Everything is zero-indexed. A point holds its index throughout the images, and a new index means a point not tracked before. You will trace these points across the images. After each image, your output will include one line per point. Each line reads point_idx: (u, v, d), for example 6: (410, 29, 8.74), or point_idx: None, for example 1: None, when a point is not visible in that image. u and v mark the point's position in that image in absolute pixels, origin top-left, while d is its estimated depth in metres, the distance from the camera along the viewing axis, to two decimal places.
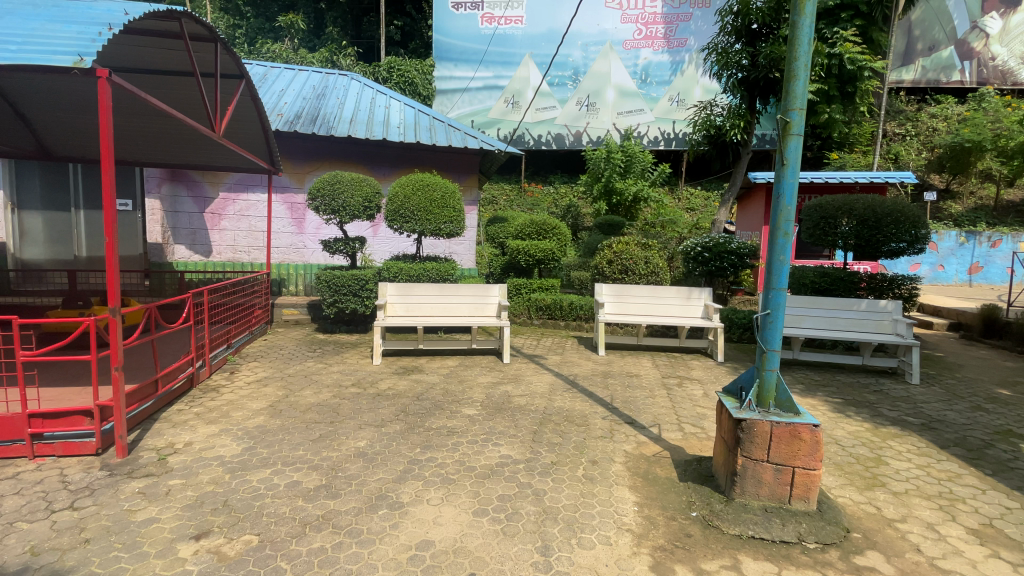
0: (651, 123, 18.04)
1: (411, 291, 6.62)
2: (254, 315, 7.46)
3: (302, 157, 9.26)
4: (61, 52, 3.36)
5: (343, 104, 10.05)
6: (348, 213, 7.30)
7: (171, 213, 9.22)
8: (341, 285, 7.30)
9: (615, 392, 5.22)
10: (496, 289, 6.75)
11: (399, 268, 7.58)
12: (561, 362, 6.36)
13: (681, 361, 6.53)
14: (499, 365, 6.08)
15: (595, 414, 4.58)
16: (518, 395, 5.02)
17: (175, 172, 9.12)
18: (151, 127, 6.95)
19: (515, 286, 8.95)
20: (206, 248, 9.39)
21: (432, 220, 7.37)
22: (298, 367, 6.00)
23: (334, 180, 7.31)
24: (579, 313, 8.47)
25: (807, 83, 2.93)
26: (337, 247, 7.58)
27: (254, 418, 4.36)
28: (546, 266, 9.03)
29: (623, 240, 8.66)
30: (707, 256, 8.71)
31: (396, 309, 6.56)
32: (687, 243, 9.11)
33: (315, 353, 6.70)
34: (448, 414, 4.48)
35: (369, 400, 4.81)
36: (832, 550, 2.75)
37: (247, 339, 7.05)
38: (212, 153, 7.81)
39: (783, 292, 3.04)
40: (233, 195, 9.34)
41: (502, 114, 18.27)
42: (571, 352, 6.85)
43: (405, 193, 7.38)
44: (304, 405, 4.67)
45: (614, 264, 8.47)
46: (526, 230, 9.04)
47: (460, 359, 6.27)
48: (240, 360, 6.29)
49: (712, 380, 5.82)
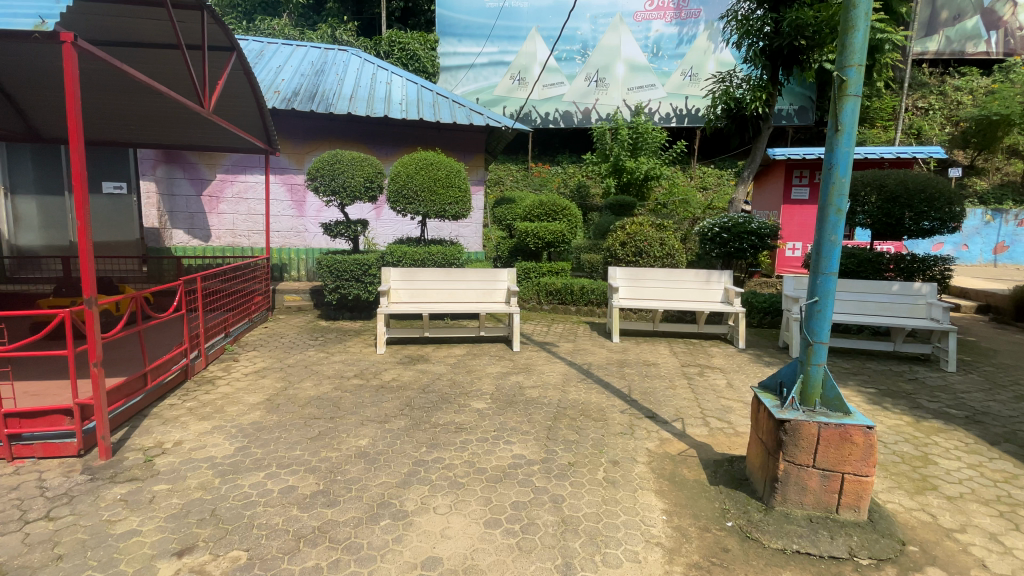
0: (663, 99, 17.39)
1: (415, 277, 6.29)
2: (254, 302, 7.24)
3: (302, 136, 8.88)
4: (19, 15, 3.05)
5: (343, 80, 9.64)
6: (350, 194, 6.94)
7: (168, 197, 8.90)
8: (343, 271, 7.03)
9: (635, 382, 4.91)
10: (505, 274, 6.41)
11: (404, 252, 7.24)
12: (573, 350, 6.04)
13: (700, 348, 6.22)
14: (508, 354, 5.75)
15: (613, 407, 4.28)
16: (530, 387, 4.71)
17: (170, 153, 8.79)
18: (141, 105, 6.61)
19: (524, 270, 8.65)
20: (204, 233, 9.10)
21: (436, 201, 7.01)
22: (299, 356, 5.72)
23: (334, 159, 6.97)
24: (591, 298, 8.11)
25: (868, 36, 2.54)
26: (338, 231, 7.26)
27: (250, 414, 4.09)
28: (556, 248, 8.81)
29: (637, 222, 8.30)
30: (726, 237, 8.30)
31: (400, 295, 6.24)
32: (704, 223, 8.72)
33: (316, 342, 6.42)
34: (456, 408, 4.18)
35: (371, 393, 4.52)
36: (889, 568, 2.44)
37: (247, 328, 6.82)
38: (207, 132, 7.53)
39: (833, 277, 2.69)
40: (230, 176, 8.99)
41: (509, 91, 17.70)
42: (584, 339, 6.55)
43: (407, 172, 7.02)
44: (302, 399, 4.39)
45: (629, 246, 8.11)
46: (535, 211, 8.83)
47: (467, 347, 5.97)
48: (238, 349, 6.01)
49: (734, 369, 5.50)
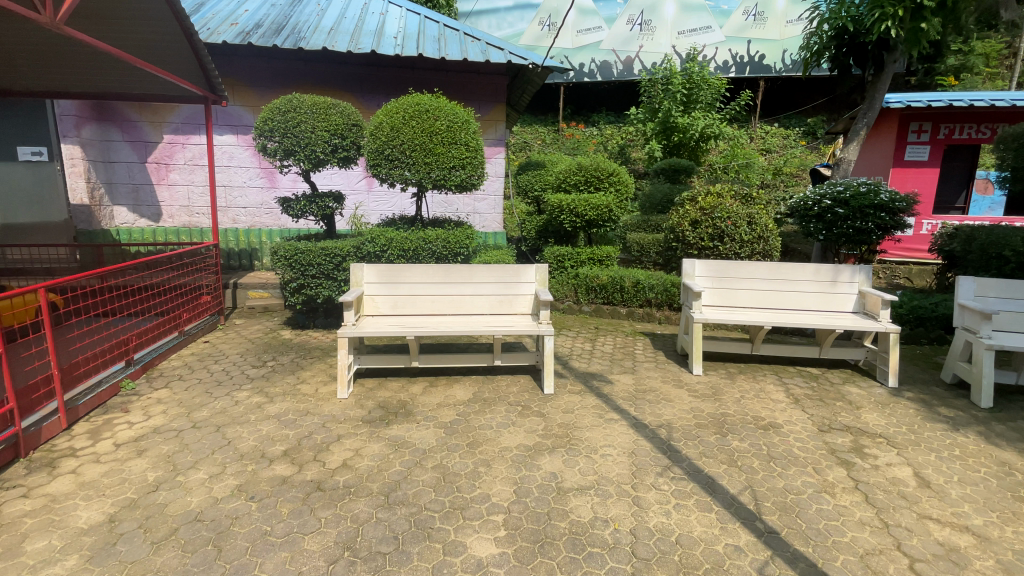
0: (720, 44, 14.70)
1: (399, 278, 4.24)
2: (193, 304, 5.42)
3: (269, 84, 6.84)
4: None
5: (324, 10, 7.48)
6: (311, 153, 4.90)
7: (104, 164, 6.97)
8: (308, 263, 5.08)
9: (759, 481, 2.81)
10: (531, 271, 4.31)
11: (389, 238, 5.17)
12: (635, 392, 3.93)
13: (830, 391, 4.07)
14: (537, 402, 3.69)
15: (741, 561, 2.22)
16: (574, 489, 2.67)
17: (100, 107, 6.80)
18: (15, 38, 4.71)
19: (556, 258, 6.55)
20: (152, 211, 7.19)
21: (433, 165, 4.90)
22: (221, 401, 3.79)
23: (290, 108, 4.89)
24: (649, 297, 5.93)
25: None
26: (301, 208, 5.25)
27: (52, 570, 2.17)
28: (598, 228, 6.67)
29: (714, 193, 6.04)
30: (841, 213, 5.96)
31: (378, 306, 4.22)
32: (802, 194, 6.42)
33: (260, 367, 4.46)
34: (435, 562, 2.16)
35: (293, 507, 2.54)
36: None
37: (177, 343, 4.93)
38: (125, 76, 5.61)
39: None
40: (182, 138, 7.05)
41: (538, 39, 15.20)
42: (649, 368, 4.43)
43: (392, 123, 4.90)
44: (167, 523, 2.45)
45: (703, 226, 5.87)
46: (571, 179, 6.82)
47: (475, 388, 3.91)
48: (142, 385, 4.11)
49: (910, 441, 3.35)
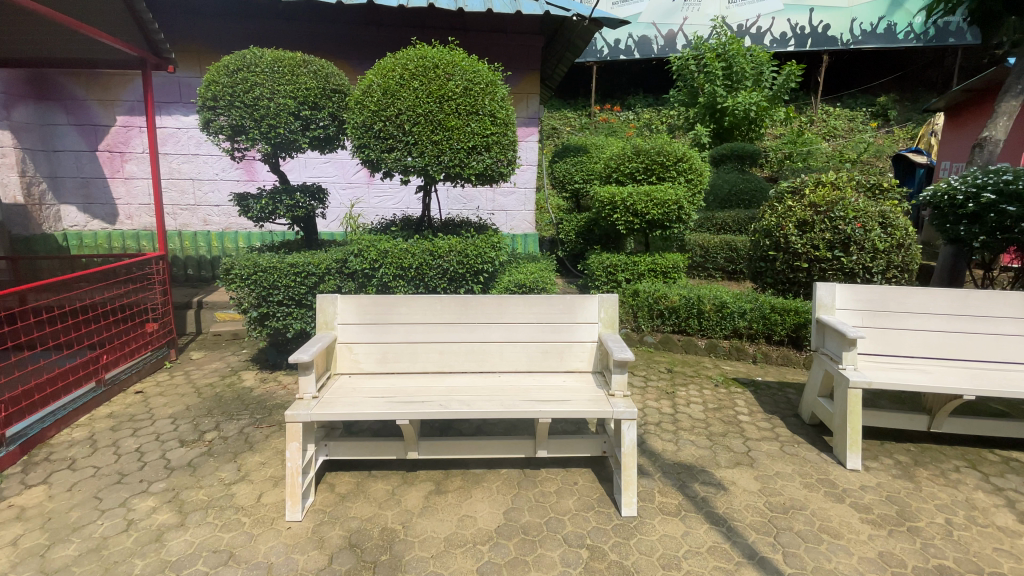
0: (777, 13, 12.77)
1: (390, 318, 2.78)
2: (125, 339, 4.00)
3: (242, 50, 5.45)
4: None
5: None
6: (270, 129, 3.45)
7: (47, 153, 5.67)
8: (273, 285, 3.67)
9: None
10: (593, 305, 2.80)
11: (381, 249, 3.68)
12: (769, 510, 2.40)
13: None
14: (612, 540, 2.19)
15: None
16: None
17: (39, 82, 5.50)
18: None
19: (607, 269, 5.05)
20: (108, 210, 5.88)
21: (444, 145, 3.41)
22: (107, 522, 2.38)
23: (243, 65, 3.46)
24: (737, 325, 4.38)
25: None
26: (264, 208, 3.81)
27: None
28: (663, 231, 5.10)
29: (829, 183, 4.47)
30: (1014, 212, 4.26)
31: (359, 361, 2.77)
32: (938, 184, 4.81)
33: (192, 443, 3.06)
34: None
35: None
36: None
37: (92, 400, 3.51)
38: (35, 35, 4.23)
39: None
40: (140, 120, 5.71)
41: None
42: (773, 453, 2.89)
43: (386, 85, 3.43)
44: None
45: (818, 230, 4.25)
46: (627, 166, 5.28)
47: (509, 502, 2.43)
48: (9, 479, 2.73)
49: None
